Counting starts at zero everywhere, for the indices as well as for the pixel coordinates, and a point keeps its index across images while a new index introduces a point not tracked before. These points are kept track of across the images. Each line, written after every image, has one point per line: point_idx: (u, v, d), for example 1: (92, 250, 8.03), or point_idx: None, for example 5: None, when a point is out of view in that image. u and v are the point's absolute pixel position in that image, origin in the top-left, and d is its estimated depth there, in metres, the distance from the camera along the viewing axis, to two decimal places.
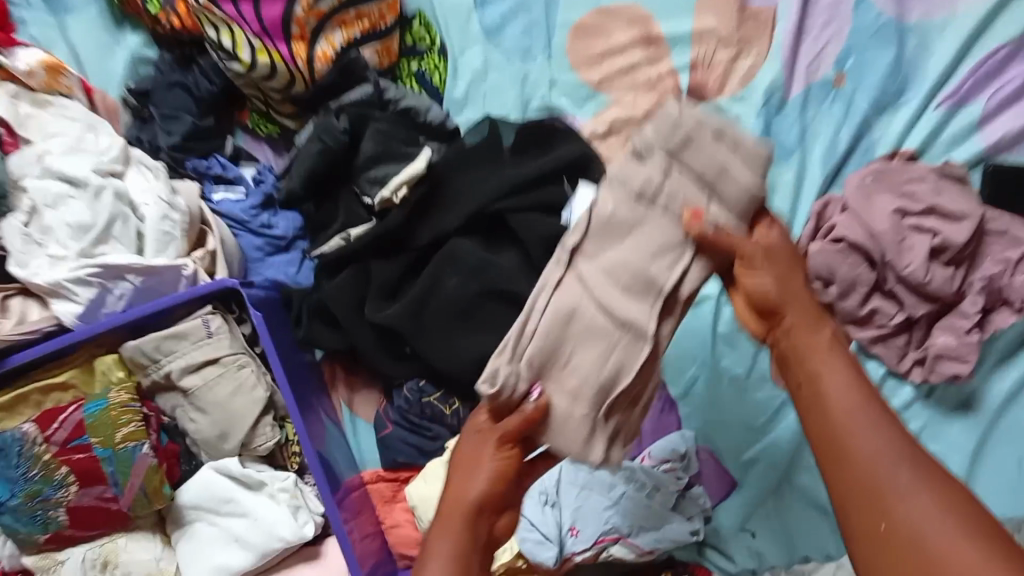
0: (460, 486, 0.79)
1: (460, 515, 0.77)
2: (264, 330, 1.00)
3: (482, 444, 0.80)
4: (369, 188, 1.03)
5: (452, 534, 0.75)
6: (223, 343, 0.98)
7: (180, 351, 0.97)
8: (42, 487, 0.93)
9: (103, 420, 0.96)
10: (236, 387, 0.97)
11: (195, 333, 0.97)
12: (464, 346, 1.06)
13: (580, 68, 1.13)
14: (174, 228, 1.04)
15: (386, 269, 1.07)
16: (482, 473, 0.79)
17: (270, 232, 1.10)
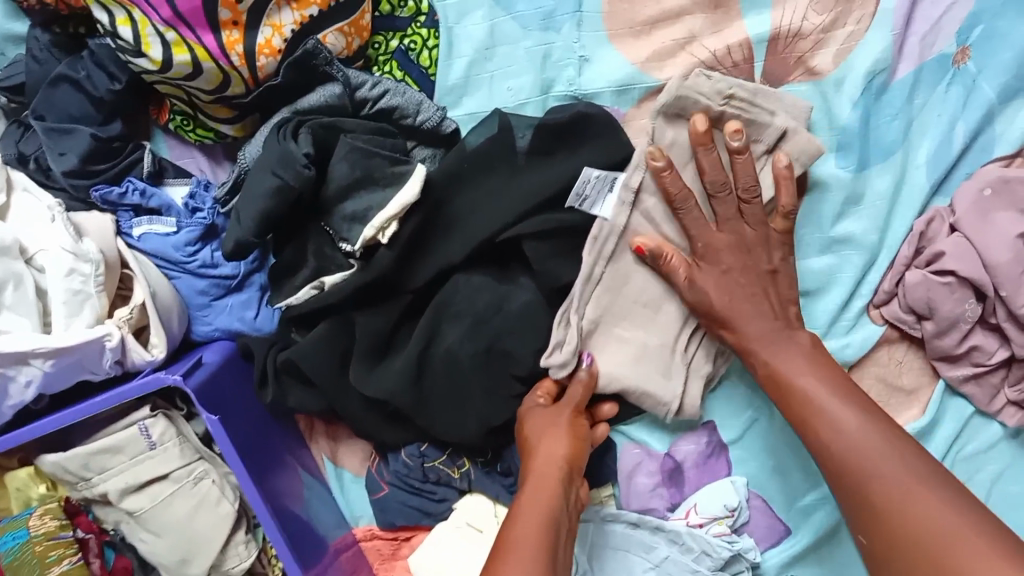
0: (546, 450, 0.76)
1: (553, 474, 0.74)
2: (223, 435, 0.77)
3: (556, 416, 0.79)
4: (347, 228, 0.77)
5: (540, 505, 0.70)
6: (173, 453, 0.77)
7: (116, 468, 0.76)
8: None
9: (25, 559, 0.76)
10: (198, 502, 0.78)
11: (133, 447, 0.76)
12: (476, 408, 0.84)
13: (622, 44, 0.84)
14: (87, 284, 0.77)
15: (375, 326, 0.83)
16: (567, 432, 0.77)
17: (217, 270, 0.84)
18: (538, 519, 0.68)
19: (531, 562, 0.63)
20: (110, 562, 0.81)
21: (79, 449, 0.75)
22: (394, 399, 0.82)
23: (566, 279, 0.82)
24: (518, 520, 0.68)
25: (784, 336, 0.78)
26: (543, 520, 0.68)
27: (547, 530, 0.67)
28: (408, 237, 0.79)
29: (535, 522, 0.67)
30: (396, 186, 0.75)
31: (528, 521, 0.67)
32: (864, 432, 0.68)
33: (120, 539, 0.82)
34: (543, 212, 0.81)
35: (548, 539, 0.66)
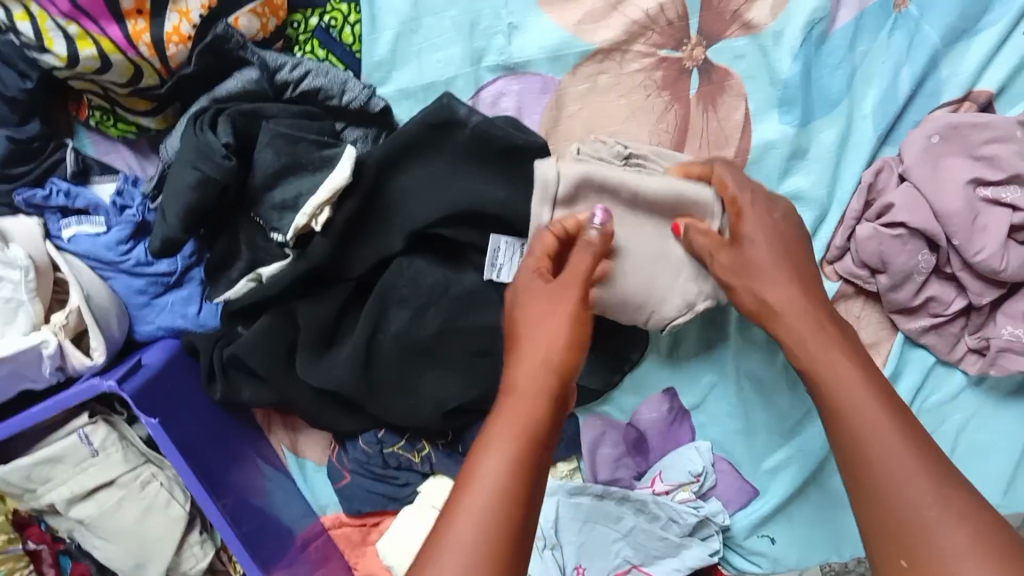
0: (531, 341, 0.59)
1: (537, 397, 0.55)
2: (165, 440, 0.77)
3: (557, 293, 0.63)
4: (277, 218, 0.75)
5: (501, 462, 0.51)
6: (116, 459, 0.77)
7: (60, 477, 0.76)
8: None
9: None
10: (145, 509, 0.78)
11: (75, 454, 0.76)
12: (427, 389, 0.83)
13: (550, 8, 0.82)
14: (19, 291, 0.74)
15: (317, 315, 0.81)
16: (566, 312, 0.61)
17: (153, 268, 0.82)
18: (500, 469, 0.50)
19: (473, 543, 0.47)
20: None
21: (24, 460, 0.75)
22: (344, 389, 0.81)
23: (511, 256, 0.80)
24: (483, 468, 0.50)
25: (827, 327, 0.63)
26: (507, 469, 0.50)
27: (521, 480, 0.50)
28: (344, 223, 0.77)
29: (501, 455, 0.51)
30: (325, 170, 0.73)
31: (489, 476, 0.50)
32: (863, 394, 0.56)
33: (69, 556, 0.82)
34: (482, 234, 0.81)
35: (509, 504, 0.49)
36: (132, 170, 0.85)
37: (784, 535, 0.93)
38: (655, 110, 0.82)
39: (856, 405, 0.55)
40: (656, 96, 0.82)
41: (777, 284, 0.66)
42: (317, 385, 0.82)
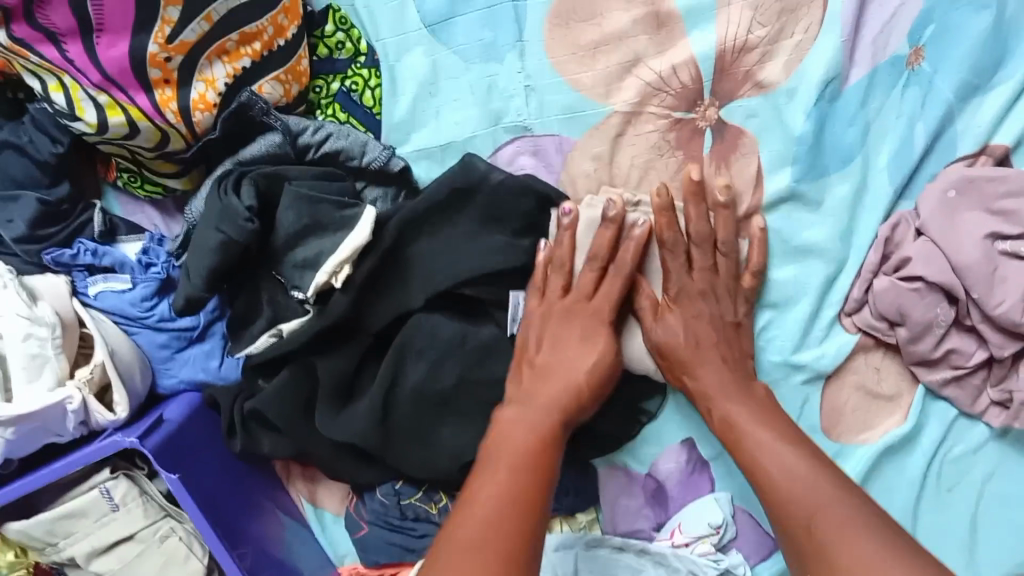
0: (571, 362, 0.77)
1: (542, 403, 0.74)
2: (185, 495, 0.77)
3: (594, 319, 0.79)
4: (298, 276, 0.76)
5: (507, 460, 0.67)
6: (136, 513, 0.78)
7: (82, 531, 0.78)
8: None
9: None
10: (165, 561, 0.79)
11: (96, 509, 0.77)
12: (444, 444, 0.83)
13: (564, 69, 0.83)
14: (45, 348, 0.76)
15: (337, 370, 0.82)
16: (587, 351, 0.78)
17: (175, 323, 0.84)
18: (502, 473, 0.65)
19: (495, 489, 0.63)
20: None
21: (49, 512, 0.76)
22: (364, 442, 0.81)
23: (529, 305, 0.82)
24: (489, 475, 0.65)
25: (743, 388, 0.77)
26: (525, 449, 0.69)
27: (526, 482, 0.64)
28: (363, 278, 0.79)
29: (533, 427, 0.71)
30: (346, 230, 0.75)
31: (493, 474, 0.65)
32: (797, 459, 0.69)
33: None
34: (495, 290, 0.82)
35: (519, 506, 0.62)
36: (158, 229, 0.87)
37: None
38: (670, 168, 0.82)
39: (794, 475, 0.67)
40: (670, 156, 0.82)
41: (703, 362, 0.79)
42: (336, 440, 0.82)
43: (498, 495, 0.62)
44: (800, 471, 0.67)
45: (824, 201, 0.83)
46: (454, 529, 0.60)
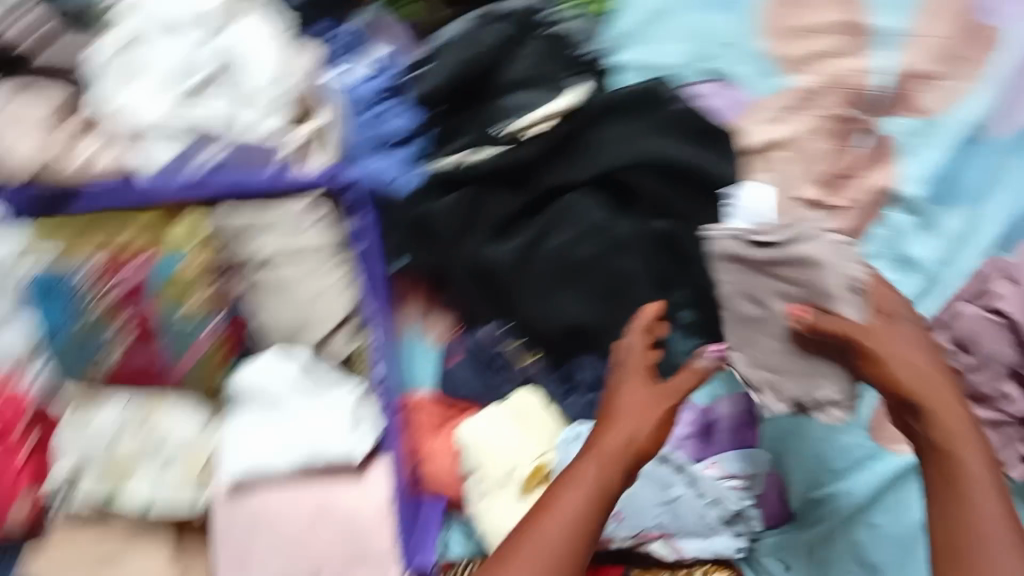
0: (626, 427, 0.80)
1: (607, 444, 0.79)
2: (372, 236, 0.94)
3: (649, 403, 0.82)
4: (505, 112, 0.95)
5: (545, 555, 0.72)
6: (315, 240, 0.92)
7: (268, 237, 0.91)
8: (94, 332, 0.90)
9: (174, 283, 0.89)
10: (321, 289, 0.92)
11: (287, 223, 0.92)
12: (560, 304, 0.96)
13: (771, 38, 1.01)
14: (277, 101, 0.93)
15: (502, 206, 0.95)
16: (636, 423, 0.80)
17: (382, 126, 0.99)
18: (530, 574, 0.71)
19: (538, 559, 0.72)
20: (142, 305, 0.89)
21: (247, 210, 0.91)
22: (500, 270, 0.95)
23: (672, 210, 0.94)
24: (513, 564, 0.72)
25: (970, 421, 0.71)
26: (584, 501, 0.75)
27: (569, 549, 0.73)
28: (555, 138, 0.92)
29: (611, 456, 0.78)
30: (551, 93, 0.94)
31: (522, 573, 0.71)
32: (1000, 511, 0.67)
33: (193, 328, 0.90)
34: (664, 189, 0.94)
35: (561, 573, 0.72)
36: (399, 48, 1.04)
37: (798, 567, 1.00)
38: (820, 150, 0.97)
39: (994, 517, 0.67)
40: (826, 140, 0.97)
41: (907, 363, 0.73)
42: (479, 261, 0.95)
43: None
44: (994, 525, 0.66)
45: (937, 222, 0.96)
46: None
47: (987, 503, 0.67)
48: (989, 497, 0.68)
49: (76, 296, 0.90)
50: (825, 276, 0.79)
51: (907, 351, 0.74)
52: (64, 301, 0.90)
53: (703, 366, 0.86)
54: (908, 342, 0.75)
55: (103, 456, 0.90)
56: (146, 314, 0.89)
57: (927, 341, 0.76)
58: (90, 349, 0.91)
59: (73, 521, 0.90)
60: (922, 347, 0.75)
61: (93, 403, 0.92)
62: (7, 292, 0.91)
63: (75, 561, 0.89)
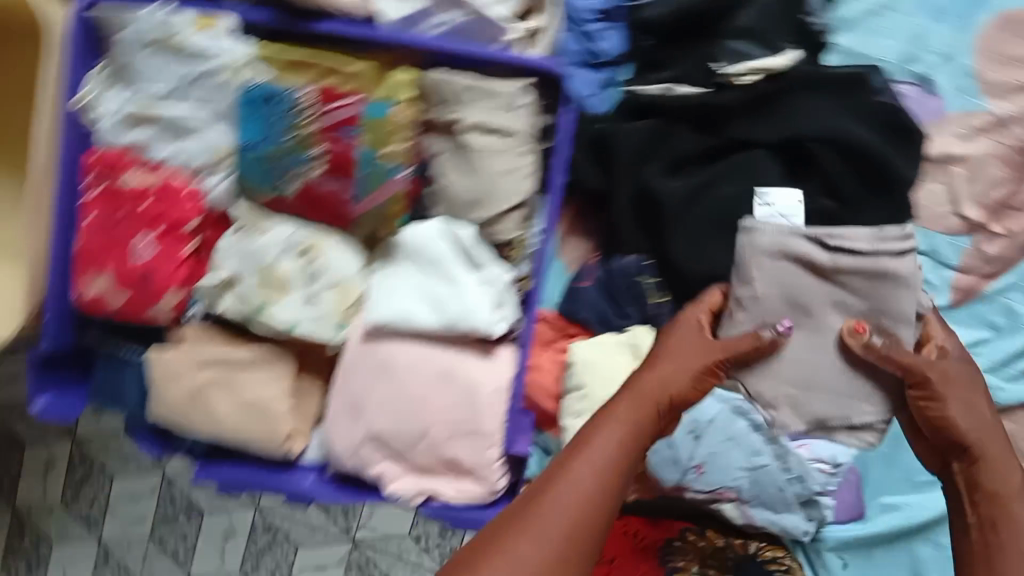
0: (667, 372, 0.86)
1: (650, 381, 0.86)
2: (569, 134, 0.94)
3: (704, 350, 0.90)
4: (723, 55, 0.96)
5: (585, 479, 0.72)
6: (519, 121, 0.92)
7: (477, 106, 0.92)
8: (289, 153, 0.92)
9: (379, 125, 0.91)
10: (510, 169, 0.93)
11: (504, 98, 0.91)
12: (710, 252, 0.99)
13: (982, 57, 1.02)
14: None
15: (686, 145, 0.99)
16: (679, 369, 0.87)
17: (597, 43, 1.01)
18: (573, 497, 0.70)
19: (581, 489, 0.71)
20: (348, 138, 0.91)
21: (468, 75, 0.92)
22: (665, 202, 0.98)
23: (845, 192, 0.98)
24: (560, 485, 0.71)
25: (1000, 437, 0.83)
26: (633, 416, 0.81)
27: (595, 490, 0.72)
28: (757, 93, 0.96)
29: (653, 389, 0.85)
30: (770, 52, 0.95)
31: (567, 493, 0.70)
32: None
33: (387, 168, 0.91)
34: (841, 171, 0.97)
35: (590, 518, 0.69)
36: None
37: (855, 563, 1.09)
38: (995, 177, 1.01)
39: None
40: (1004, 169, 1.01)
41: (959, 382, 0.86)
42: (649, 189, 0.99)
43: (574, 510, 0.69)
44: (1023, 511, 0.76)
45: None
46: (546, 502, 0.69)
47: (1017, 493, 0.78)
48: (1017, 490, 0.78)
49: (288, 110, 0.92)
50: (894, 300, 0.91)
51: (960, 372, 0.87)
52: (270, 114, 0.92)
53: (768, 338, 0.92)
54: (961, 371, 0.87)
55: (263, 269, 0.95)
56: (348, 146, 0.91)
57: (974, 374, 0.88)
58: (284, 168, 0.93)
59: (205, 330, 1.01)
60: (966, 377, 0.87)
61: (264, 221, 0.96)
62: (217, 100, 0.94)
63: (207, 362, 0.99)
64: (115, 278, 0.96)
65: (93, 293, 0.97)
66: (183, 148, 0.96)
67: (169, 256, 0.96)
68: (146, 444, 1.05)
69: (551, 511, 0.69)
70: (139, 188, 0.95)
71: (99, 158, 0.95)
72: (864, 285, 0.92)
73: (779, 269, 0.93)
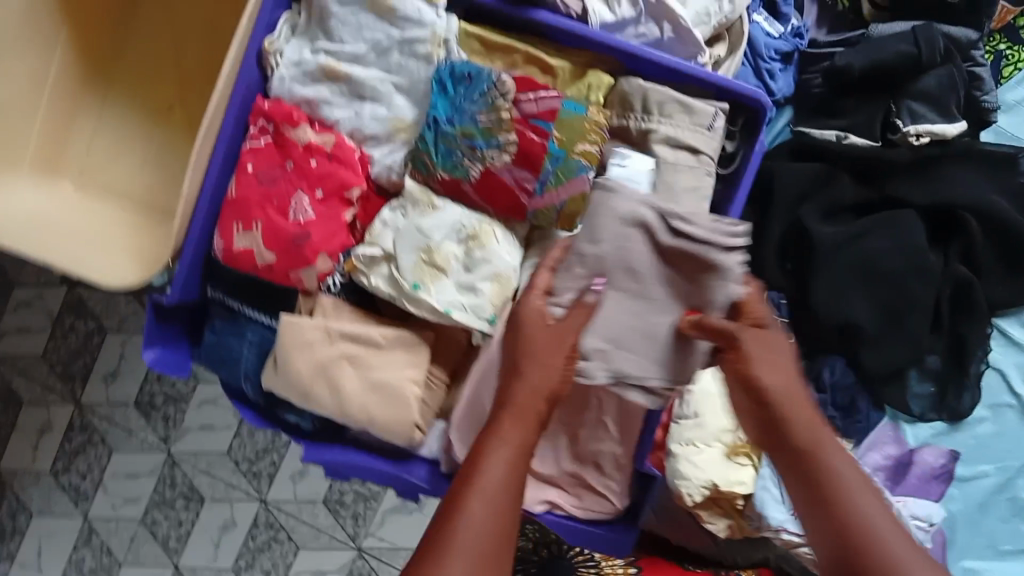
0: (534, 375, 0.68)
1: (523, 403, 0.66)
2: (752, 167, 0.94)
3: (561, 332, 0.71)
4: (901, 113, 0.99)
5: (478, 524, 0.59)
6: (712, 143, 0.92)
7: (675, 120, 0.91)
8: (477, 136, 0.89)
9: (574, 124, 0.89)
10: (694, 187, 0.91)
11: (701, 117, 0.91)
12: (848, 300, 1.03)
13: None
14: (713, 16, 0.97)
15: (843, 194, 1.03)
16: (543, 370, 0.68)
17: (771, 82, 1.04)
18: (476, 551, 0.59)
19: (475, 550, 0.59)
20: (541, 130, 0.88)
21: (672, 90, 0.92)
22: (819, 244, 1.02)
23: (983, 259, 1.04)
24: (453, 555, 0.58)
25: (794, 374, 0.67)
26: (516, 442, 0.64)
27: (492, 523, 0.60)
28: (924, 155, 1.01)
29: (528, 404, 0.66)
30: (948, 118, 0.98)
31: (466, 554, 0.58)
32: (853, 479, 0.62)
33: (575, 164, 0.88)
34: (984, 244, 1.03)
35: (500, 539, 0.60)
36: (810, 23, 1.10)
37: None
38: None
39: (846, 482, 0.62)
40: None
41: (761, 338, 0.68)
42: (804, 229, 1.02)
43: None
44: (840, 489, 0.61)
45: None
46: None
47: (843, 463, 0.63)
48: (840, 462, 0.63)
49: (488, 90, 0.89)
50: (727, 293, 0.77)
51: (784, 348, 0.69)
52: (466, 93, 0.89)
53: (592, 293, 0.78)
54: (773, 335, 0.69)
55: (424, 251, 0.91)
56: (542, 137, 0.88)
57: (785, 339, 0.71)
58: (464, 150, 0.89)
59: (340, 304, 0.97)
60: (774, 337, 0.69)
61: (433, 203, 0.92)
62: (407, 73, 0.92)
63: (341, 334, 0.95)
64: (266, 235, 0.92)
65: (241, 247, 0.93)
66: (360, 114, 0.93)
67: (328, 221, 0.93)
68: (246, 415, 1.01)
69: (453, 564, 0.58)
70: (309, 146, 0.92)
71: (273, 108, 0.93)
72: (687, 257, 0.79)
73: (618, 233, 0.81)
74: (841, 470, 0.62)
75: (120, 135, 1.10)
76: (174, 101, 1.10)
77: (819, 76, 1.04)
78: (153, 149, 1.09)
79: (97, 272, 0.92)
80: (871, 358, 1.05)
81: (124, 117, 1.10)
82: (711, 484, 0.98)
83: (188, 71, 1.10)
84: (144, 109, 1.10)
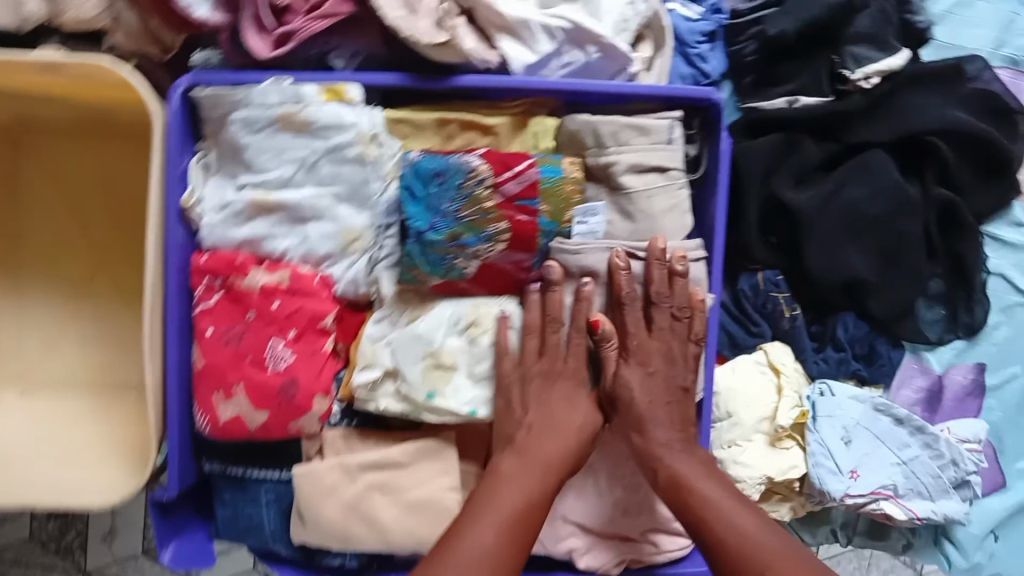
0: (557, 421, 0.86)
1: (535, 445, 0.83)
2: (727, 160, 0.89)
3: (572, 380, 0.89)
4: (846, 61, 0.97)
5: (492, 516, 0.75)
6: (677, 155, 0.87)
7: (634, 145, 0.86)
8: (465, 233, 0.82)
9: (556, 191, 0.83)
10: (672, 205, 0.88)
11: (659, 133, 0.86)
12: (844, 256, 1.00)
13: None
14: (632, 19, 0.91)
15: (809, 155, 1.00)
16: (565, 419, 0.86)
17: (704, 65, 1.02)
18: (490, 538, 0.73)
19: (488, 527, 0.74)
20: (530, 208, 0.82)
21: (621, 115, 0.87)
22: (800, 212, 0.98)
23: (958, 174, 1.03)
24: (472, 528, 0.74)
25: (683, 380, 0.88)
26: (527, 470, 0.81)
27: (507, 516, 0.76)
28: (879, 94, 0.99)
29: (541, 457, 0.82)
30: (892, 52, 0.96)
31: (481, 536, 0.73)
32: (744, 519, 0.76)
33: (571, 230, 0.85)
34: (955, 160, 1.02)
35: (507, 544, 0.74)
36: None
37: (1006, 536, 1.09)
38: None
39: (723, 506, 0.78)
40: None
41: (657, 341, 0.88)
42: (783, 201, 0.99)
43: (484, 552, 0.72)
44: (726, 523, 0.76)
45: None
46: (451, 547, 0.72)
47: (732, 509, 0.77)
48: (723, 501, 0.78)
49: (463, 182, 0.82)
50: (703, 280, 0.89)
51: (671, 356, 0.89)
52: (439, 190, 0.82)
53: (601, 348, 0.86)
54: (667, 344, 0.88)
55: (430, 354, 0.85)
56: (531, 216, 0.83)
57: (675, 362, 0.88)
58: (456, 251, 0.83)
59: (351, 433, 0.90)
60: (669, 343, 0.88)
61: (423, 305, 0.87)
62: (343, 180, 0.84)
63: (360, 466, 0.88)
64: (250, 394, 0.84)
65: (227, 416, 0.85)
66: (307, 236, 0.85)
67: (310, 357, 0.85)
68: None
69: (465, 546, 0.72)
70: (266, 286, 0.84)
71: (213, 259, 0.85)
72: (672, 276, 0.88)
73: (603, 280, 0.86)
74: (724, 510, 0.78)
75: (49, 323, 0.99)
76: (95, 271, 1.00)
77: (751, 44, 1.02)
78: (89, 325, 0.99)
79: (85, 491, 0.84)
80: (880, 304, 1.03)
81: (45, 301, 0.99)
82: (769, 476, 0.99)
83: (99, 231, 1.00)
84: (63, 290, 0.99)
